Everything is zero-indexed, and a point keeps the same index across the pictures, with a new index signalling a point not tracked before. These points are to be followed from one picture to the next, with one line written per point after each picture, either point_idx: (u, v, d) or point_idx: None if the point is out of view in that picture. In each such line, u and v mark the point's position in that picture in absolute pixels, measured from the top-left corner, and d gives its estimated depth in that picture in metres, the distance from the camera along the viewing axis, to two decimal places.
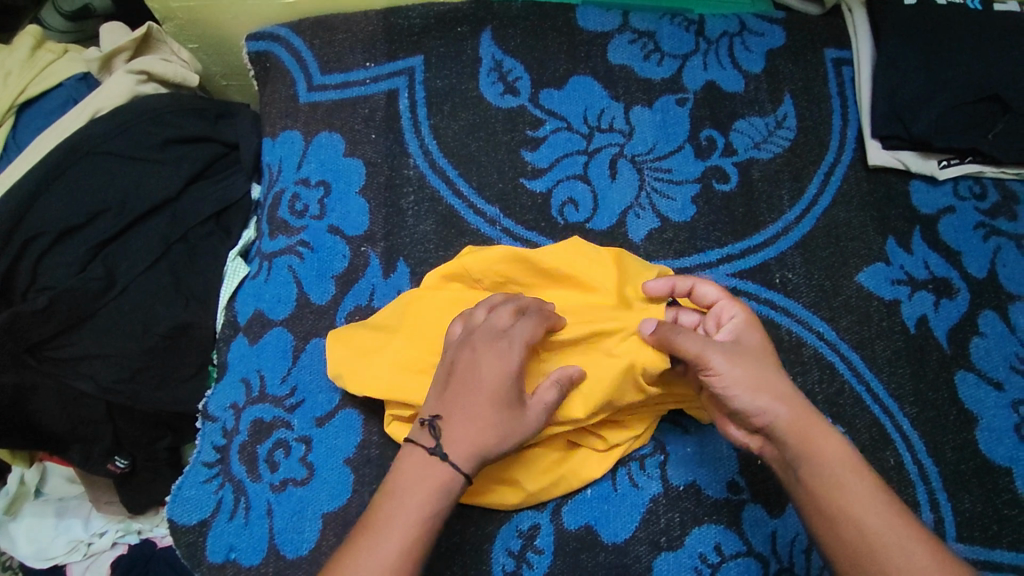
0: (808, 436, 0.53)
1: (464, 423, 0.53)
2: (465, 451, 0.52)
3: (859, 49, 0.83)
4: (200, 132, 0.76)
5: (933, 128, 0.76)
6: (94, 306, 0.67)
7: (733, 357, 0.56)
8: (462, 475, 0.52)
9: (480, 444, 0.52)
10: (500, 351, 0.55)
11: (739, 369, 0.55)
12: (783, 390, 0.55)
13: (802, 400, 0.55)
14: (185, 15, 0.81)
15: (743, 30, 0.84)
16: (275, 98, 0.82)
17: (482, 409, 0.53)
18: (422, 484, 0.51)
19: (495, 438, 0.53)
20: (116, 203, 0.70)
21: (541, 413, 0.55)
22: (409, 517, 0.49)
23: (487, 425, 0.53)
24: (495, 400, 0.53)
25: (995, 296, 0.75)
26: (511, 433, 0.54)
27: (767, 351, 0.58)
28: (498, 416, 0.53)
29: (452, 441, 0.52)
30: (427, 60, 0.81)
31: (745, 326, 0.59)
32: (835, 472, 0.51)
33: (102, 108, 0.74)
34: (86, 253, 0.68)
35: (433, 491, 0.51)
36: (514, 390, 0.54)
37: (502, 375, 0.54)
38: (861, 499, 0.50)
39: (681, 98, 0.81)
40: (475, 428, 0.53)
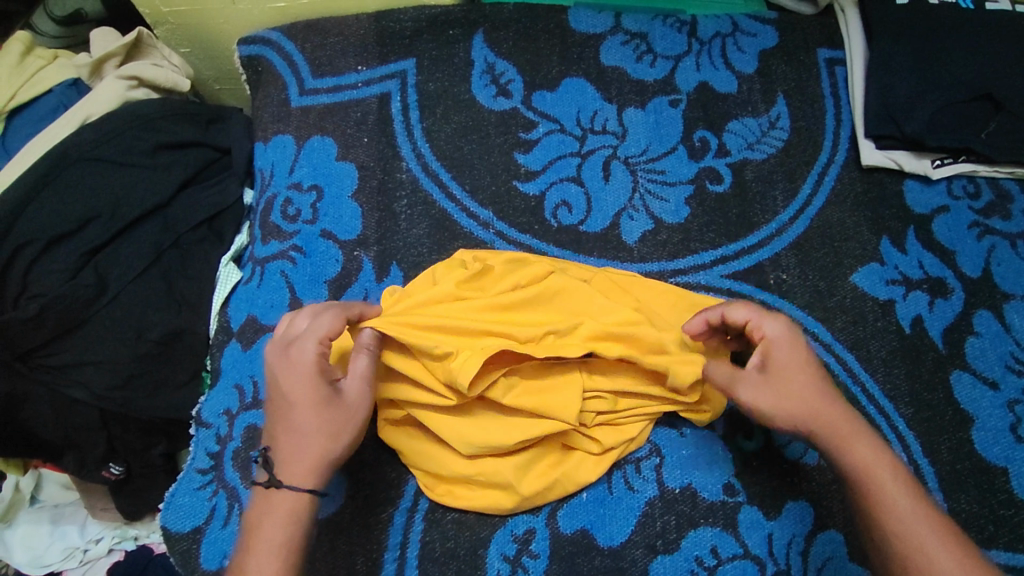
0: (842, 441, 0.55)
1: (295, 443, 0.53)
2: (303, 466, 0.52)
3: (852, 48, 0.83)
4: (192, 137, 0.76)
5: (926, 128, 0.76)
6: (85, 313, 0.67)
7: (762, 385, 0.56)
8: (304, 492, 0.52)
9: (316, 452, 0.53)
10: (293, 357, 0.54)
11: (768, 395, 0.56)
12: (822, 402, 0.55)
13: (837, 410, 0.55)
14: (176, 19, 0.81)
15: (736, 30, 0.84)
16: (267, 102, 0.81)
17: (300, 424, 0.53)
18: (283, 512, 0.51)
19: (327, 441, 0.53)
20: (107, 210, 0.70)
21: (359, 390, 0.55)
22: (271, 548, 0.50)
23: (315, 433, 0.53)
24: (307, 407, 0.53)
25: (990, 295, 0.75)
26: (339, 426, 0.54)
27: (804, 365, 0.56)
28: (316, 419, 0.53)
29: (285, 465, 0.52)
30: (419, 63, 0.81)
31: (779, 345, 0.56)
32: (873, 476, 0.53)
33: (92, 114, 0.74)
34: (76, 260, 0.67)
35: (295, 516, 0.51)
36: (322, 383, 0.54)
37: (303, 378, 0.53)
38: (896, 505, 0.52)
39: (675, 99, 0.81)
40: (305, 442, 0.53)
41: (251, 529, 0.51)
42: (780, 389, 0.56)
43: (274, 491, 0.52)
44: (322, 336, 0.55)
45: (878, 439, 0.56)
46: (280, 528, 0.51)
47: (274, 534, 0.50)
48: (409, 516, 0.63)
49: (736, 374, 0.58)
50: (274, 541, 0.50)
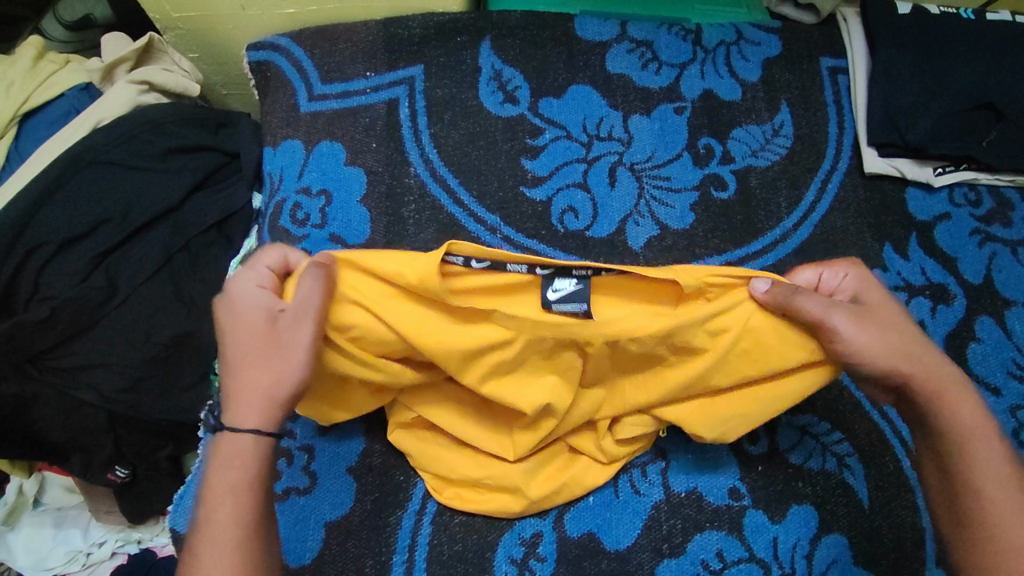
0: (941, 398, 0.55)
1: (238, 382, 0.51)
2: (245, 407, 0.51)
3: (854, 57, 0.84)
4: (202, 142, 0.77)
5: (929, 136, 0.77)
6: (95, 315, 0.67)
7: (857, 320, 0.55)
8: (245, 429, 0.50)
9: (256, 389, 0.51)
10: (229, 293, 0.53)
11: (867, 330, 0.55)
12: (918, 347, 0.56)
13: (936, 359, 0.56)
14: (186, 25, 0.82)
15: (740, 39, 0.85)
16: (276, 108, 0.82)
17: (237, 359, 0.52)
18: (235, 454, 0.50)
19: (267, 376, 0.51)
20: (119, 213, 0.70)
21: (294, 320, 0.52)
22: (223, 490, 0.49)
23: (253, 368, 0.51)
24: (242, 342, 0.52)
25: (991, 301, 0.75)
26: (275, 357, 0.52)
27: (889, 303, 0.58)
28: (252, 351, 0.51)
29: (228, 404, 0.51)
30: (427, 69, 0.82)
31: (864, 281, 0.59)
32: (970, 436, 0.54)
33: (103, 118, 0.74)
34: (88, 263, 0.68)
35: (244, 458, 0.50)
36: (255, 313, 0.52)
37: (237, 311, 0.53)
38: (984, 460, 0.53)
39: (680, 106, 0.82)
40: (245, 377, 0.51)
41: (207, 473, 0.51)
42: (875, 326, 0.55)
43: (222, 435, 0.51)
44: (259, 271, 0.55)
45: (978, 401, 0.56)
46: (229, 471, 0.50)
47: (226, 478, 0.50)
48: (417, 519, 0.63)
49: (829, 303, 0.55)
50: (227, 484, 0.50)
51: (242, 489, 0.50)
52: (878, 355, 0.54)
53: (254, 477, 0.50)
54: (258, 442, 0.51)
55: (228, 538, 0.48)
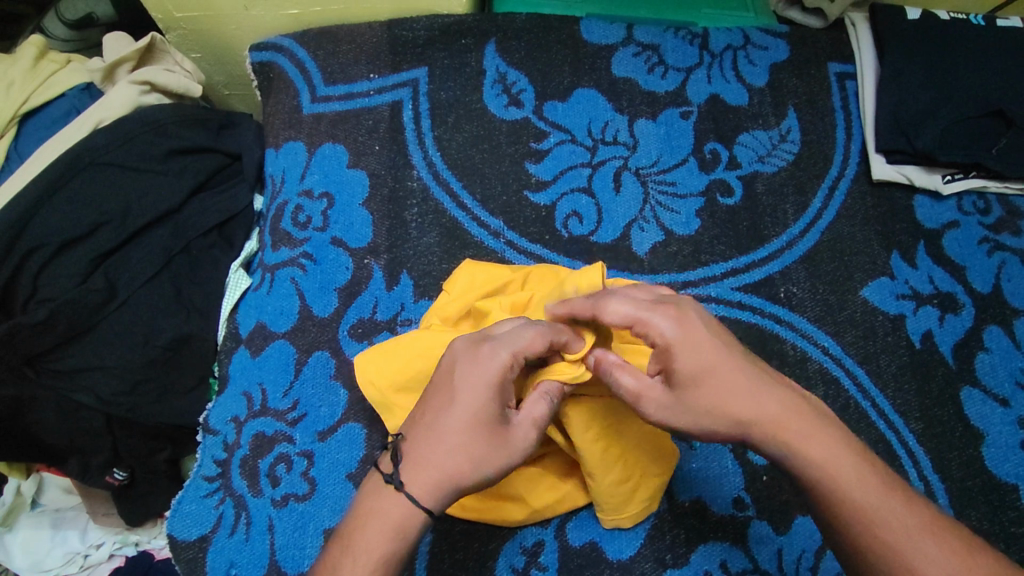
0: (786, 448, 0.50)
1: (434, 448, 0.48)
2: (431, 479, 0.48)
3: (863, 63, 0.83)
4: (203, 143, 0.76)
5: (938, 143, 0.76)
6: (94, 318, 0.67)
7: (670, 407, 0.51)
8: (420, 509, 0.47)
9: (453, 474, 0.48)
10: (480, 358, 0.50)
11: (681, 412, 0.51)
12: (749, 407, 0.50)
13: (773, 402, 0.50)
14: (188, 25, 0.81)
15: (747, 44, 0.84)
16: (278, 109, 0.82)
17: (453, 433, 0.48)
18: (388, 524, 0.47)
19: (466, 464, 0.48)
20: (118, 215, 0.69)
21: (524, 431, 0.51)
22: (367, 555, 0.46)
23: (458, 445, 0.48)
24: (467, 424, 0.49)
25: (1000, 311, 0.75)
26: (490, 456, 0.49)
27: (706, 350, 0.51)
28: (471, 437, 0.48)
29: (415, 465, 0.48)
30: (430, 72, 0.81)
31: (672, 343, 0.51)
32: (825, 481, 0.48)
33: (104, 118, 0.73)
34: (87, 265, 0.67)
35: (402, 534, 0.47)
36: (495, 401, 0.50)
37: (481, 388, 0.49)
38: (857, 500, 0.47)
39: (685, 111, 0.81)
40: (444, 455, 0.48)
41: (352, 526, 0.48)
42: (692, 409, 0.51)
43: (393, 491, 0.48)
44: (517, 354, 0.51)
45: (829, 429, 0.50)
46: (382, 538, 0.46)
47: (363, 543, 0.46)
48: None
49: (641, 387, 0.51)
50: (366, 548, 0.46)
51: (387, 566, 0.46)
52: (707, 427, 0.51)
53: (398, 557, 0.47)
54: (418, 523, 0.47)
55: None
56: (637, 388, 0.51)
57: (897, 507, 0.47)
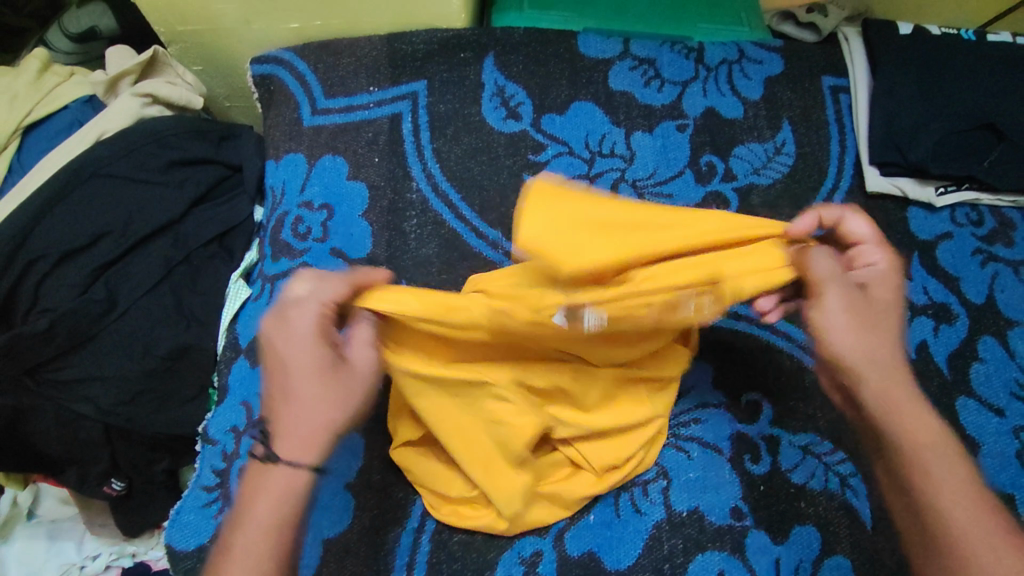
0: (892, 408, 0.52)
1: (295, 414, 0.50)
2: (302, 439, 0.49)
3: (856, 76, 0.84)
4: (204, 155, 0.77)
5: (930, 156, 0.77)
6: (94, 328, 0.67)
7: (852, 307, 0.53)
8: (304, 470, 0.49)
9: (323, 425, 0.50)
10: (292, 318, 0.50)
11: (852, 319, 0.53)
12: (889, 355, 0.53)
13: (901, 369, 0.54)
14: (190, 39, 0.83)
15: (742, 58, 0.85)
16: (278, 121, 0.82)
17: (304, 395, 0.50)
18: (276, 496, 0.49)
19: (332, 412, 0.50)
20: (120, 225, 0.70)
21: (364, 357, 0.52)
22: (263, 528, 0.48)
23: (316, 402, 0.50)
24: (308, 380, 0.50)
25: (994, 321, 0.75)
26: (347, 394, 0.51)
27: (890, 310, 0.55)
28: (318, 389, 0.50)
29: (283, 439, 0.50)
30: (430, 85, 0.82)
31: (879, 279, 0.56)
32: (921, 455, 0.51)
33: (107, 131, 0.74)
34: (88, 275, 0.67)
35: (292, 496, 0.49)
36: (325, 346, 0.50)
37: (303, 343, 0.50)
38: (947, 484, 0.50)
39: (682, 124, 0.82)
40: (306, 416, 0.50)
41: (242, 508, 0.49)
42: (865, 320, 0.53)
43: (272, 468, 0.49)
44: (326, 304, 0.51)
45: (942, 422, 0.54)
46: (272, 508, 0.49)
47: (255, 516, 0.49)
48: (415, 537, 0.63)
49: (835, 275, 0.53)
50: (262, 521, 0.48)
51: (288, 527, 0.49)
52: (848, 345, 0.53)
53: (295, 514, 0.49)
54: (306, 480, 0.50)
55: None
56: (824, 276, 0.53)
57: (978, 507, 0.50)
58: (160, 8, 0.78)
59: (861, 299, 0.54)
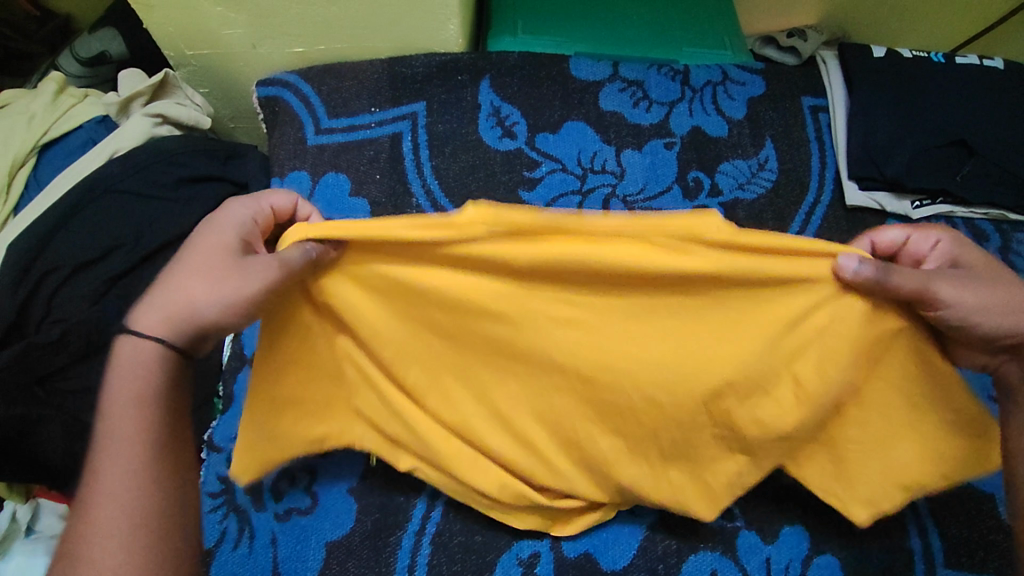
0: None
1: (173, 286, 0.51)
2: (161, 311, 0.50)
3: (834, 97, 0.89)
4: (212, 172, 0.80)
5: (905, 171, 0.81)
6: (105, 338, 0.69)
7: (968, 283, 0.53)
8: (150, 341, 0.50)
9: (186, 296, 0.50)
10: (225, 213, 0.56)
11: (973, 293, 0.53)
12: (1015, 301, 0.54)
13: None
14: (199, 62, 0.88)
15: (725, 79, 0.90)
16: (283, 141, 0.86)
17: (184, 268, 0.51)
18: (132, 368, 0.50)
19: (196, 285, 0.50)
20: (131, 239, 0.72)
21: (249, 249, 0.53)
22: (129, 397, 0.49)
23: (203, 279, 0.50)
24: (194, 257, 0.52)
25: None
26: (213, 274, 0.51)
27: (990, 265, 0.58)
28: (201, 261, 0.51)
29: (144, 308, 0.51)
30: (429, 106, 0.86)
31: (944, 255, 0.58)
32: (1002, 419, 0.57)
33: (121, 147, 0.77)
34: (100, 287, 0.69)
35: (140, 368, 0.50)
36: (236, 239, 0.54)
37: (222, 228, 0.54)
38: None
39: (669, 142, 0.86)
40: (171, 285, 0.51)
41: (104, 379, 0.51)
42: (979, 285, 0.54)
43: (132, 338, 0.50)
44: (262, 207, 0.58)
45: None
46: (131, 376, 0.49)
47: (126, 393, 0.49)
48: (416, 540, 0.64)
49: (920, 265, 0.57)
50: (124, 390, 0.49)
51: (140, 398, 0.49)
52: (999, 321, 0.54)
53: (147, 389, 0.50)
54: (155, 354, 0.50)
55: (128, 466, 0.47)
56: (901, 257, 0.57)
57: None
58: (171, 34, 0.83)
59: (963, 275, 0.54)
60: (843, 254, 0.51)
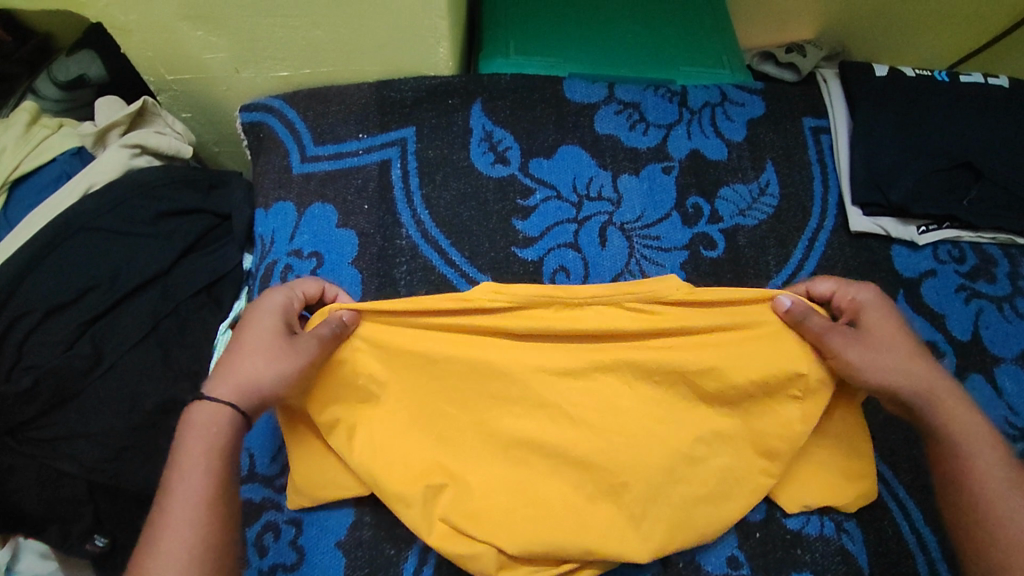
0: (934, 405, 0.59)
1: (239, 362, 0.57)
2: (229, 382, 0.56)
3: (836, 119, 0.86)
4: (193, 204, 0.77)
5: (910, 196, 0.78)
6: (80, 385, 0.66)
7: (854, 341, 0.60)
8: (228, 407, 0.56)
9: (251, 371, 0.57)
10: (263, 301, 0.63)
11: (862, 351, 0.59)
12: (903, 357, 0.60)
13: (926, 364, 0.61)
14: (180, 87, 0.86)
15: (724, 100, 0.87)
16: (268, 168, 0.83)
17: (250, 348, 0.58)
18: (206, 429, 0.54)
19: (263, 360, 0.57)
20: (108, 278, 0.69)
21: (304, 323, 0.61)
22: (203, 451, 0.54)
23: (263, 354, 0.58)
24: (256, 335, 0.59)
25: (981, 358, 0.75)
26: (281, 350, 0.58)
27: (890, 326, 0.63)
28: (265, 340, 0.58)
29: (216, 383, 0.57)
30: (419, 131, 0.83)
31: (867, 307, 0.64)
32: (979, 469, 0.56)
33: (96, 183, 0.74)
34: (74, 330, 0.66)
35: (217, 427, 0.55)
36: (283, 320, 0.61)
37: (271, 314, 0.61)
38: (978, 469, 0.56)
39: (667, 166, 0.84)
40: (238, 361, 0.57)
41: (180, 432, 0.55)
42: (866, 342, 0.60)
43: (200, 404, 0.56)
44: (296, 288, 0.66)
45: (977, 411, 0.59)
46: (204, 433, 0.54)
47: (188, 456, 0.53)
48: None
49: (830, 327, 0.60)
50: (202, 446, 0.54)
51: (218, 457, 0.54)
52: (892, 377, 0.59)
53: (223, 449, 0.54)
54: (226, 414, 0.55)
55: (193, 518, 0.50)
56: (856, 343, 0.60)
57: None
58: (152, 59, 0.81)
59: (855, 335, 0.60)
60: (778, 295, 0.62)
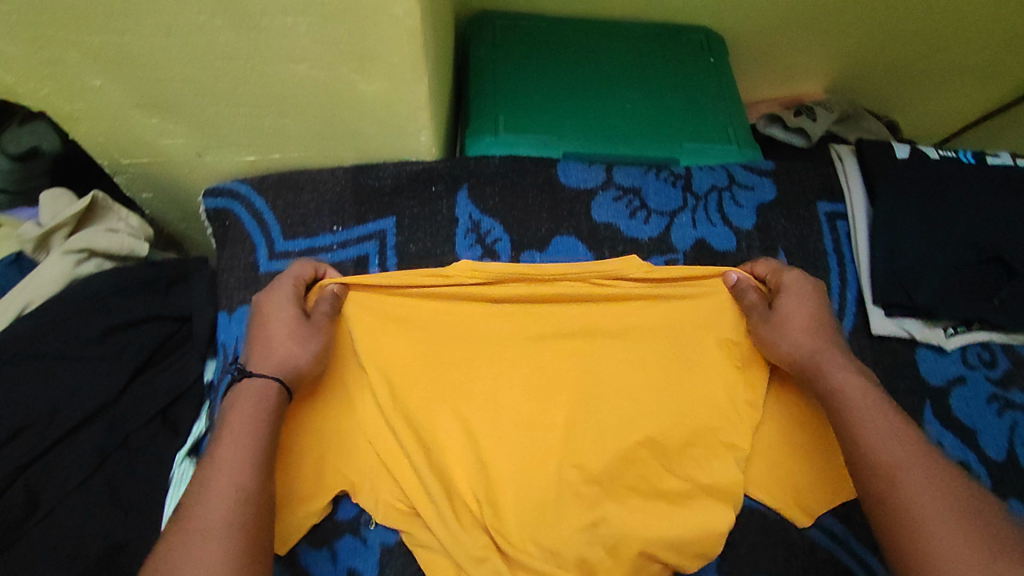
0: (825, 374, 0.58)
1: (280, 343, 0.58)
2: (274, 360, 0.57)
3: (853, 203, 0.79)
4: (148, 312, 0.70)
5: (937, 297, 0.72)
6: (11, 536, 0.57)
7: (762, 319, 0.63)
8: (275, 381, 0.56)
9: (291, 350, 0.58)
10: (272, 288, 0.63)
11: (765, 326, 0.62)
12: (804, 334, 0.60)
13: (830, 340, 0.59)
14: (137, 170, 0.78)
15: (732, 184, 0.80)
16: (232, 265, 0.76)
17: (281, 332, 0.59)
18: (253, 411, 0.53)
19: (298, 342, 0.59)
20: (47, 412, 0.61)
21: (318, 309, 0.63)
22: (246, 429, 0.52)
23: (294, 336, 0.59)
24: (280, 319, 0.60)
25: (1018, 481, 0.69)
26: (309, 333, 0.60)
27: (814, 307, 0.61)
28: (289, 325, 0.60)
29: (259, 363, 0.57)
30: (399, 222, 0.76)
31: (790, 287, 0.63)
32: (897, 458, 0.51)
33: (35, 300, 0.66)
34: (5, 476, 0.58)
35: (263, 409, 0.54)
36: (296, 304, 0.62)
37: (285, 299, 0.62)
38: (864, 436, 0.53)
39: (670, 259, 0.77)
40: (273, 344, 0.58)
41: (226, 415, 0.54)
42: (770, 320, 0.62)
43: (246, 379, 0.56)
44: (293, 270, 0.66)
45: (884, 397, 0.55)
46: (252, 415, 0.53)
47: (229, 439, 0.51)
48: None
49: (754, 305, 0.64)
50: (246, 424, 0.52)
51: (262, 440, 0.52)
52: (796, 340, 0.60)
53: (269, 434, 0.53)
54: (276, 389, 0.56)
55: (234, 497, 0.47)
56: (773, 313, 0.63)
57: None
58: (104, 144, 0.73)
59: (763, 314, 0.63)
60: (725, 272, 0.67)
